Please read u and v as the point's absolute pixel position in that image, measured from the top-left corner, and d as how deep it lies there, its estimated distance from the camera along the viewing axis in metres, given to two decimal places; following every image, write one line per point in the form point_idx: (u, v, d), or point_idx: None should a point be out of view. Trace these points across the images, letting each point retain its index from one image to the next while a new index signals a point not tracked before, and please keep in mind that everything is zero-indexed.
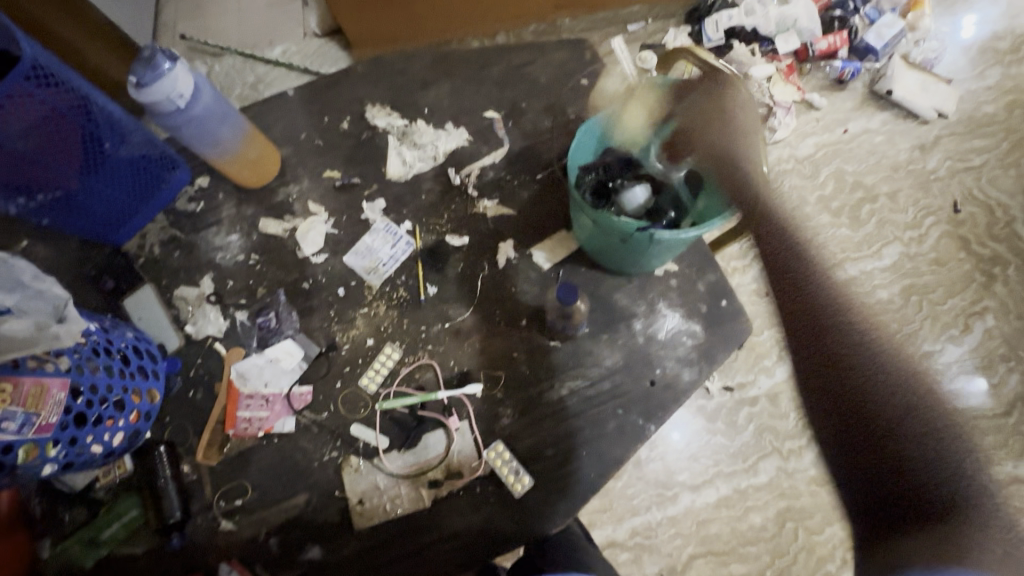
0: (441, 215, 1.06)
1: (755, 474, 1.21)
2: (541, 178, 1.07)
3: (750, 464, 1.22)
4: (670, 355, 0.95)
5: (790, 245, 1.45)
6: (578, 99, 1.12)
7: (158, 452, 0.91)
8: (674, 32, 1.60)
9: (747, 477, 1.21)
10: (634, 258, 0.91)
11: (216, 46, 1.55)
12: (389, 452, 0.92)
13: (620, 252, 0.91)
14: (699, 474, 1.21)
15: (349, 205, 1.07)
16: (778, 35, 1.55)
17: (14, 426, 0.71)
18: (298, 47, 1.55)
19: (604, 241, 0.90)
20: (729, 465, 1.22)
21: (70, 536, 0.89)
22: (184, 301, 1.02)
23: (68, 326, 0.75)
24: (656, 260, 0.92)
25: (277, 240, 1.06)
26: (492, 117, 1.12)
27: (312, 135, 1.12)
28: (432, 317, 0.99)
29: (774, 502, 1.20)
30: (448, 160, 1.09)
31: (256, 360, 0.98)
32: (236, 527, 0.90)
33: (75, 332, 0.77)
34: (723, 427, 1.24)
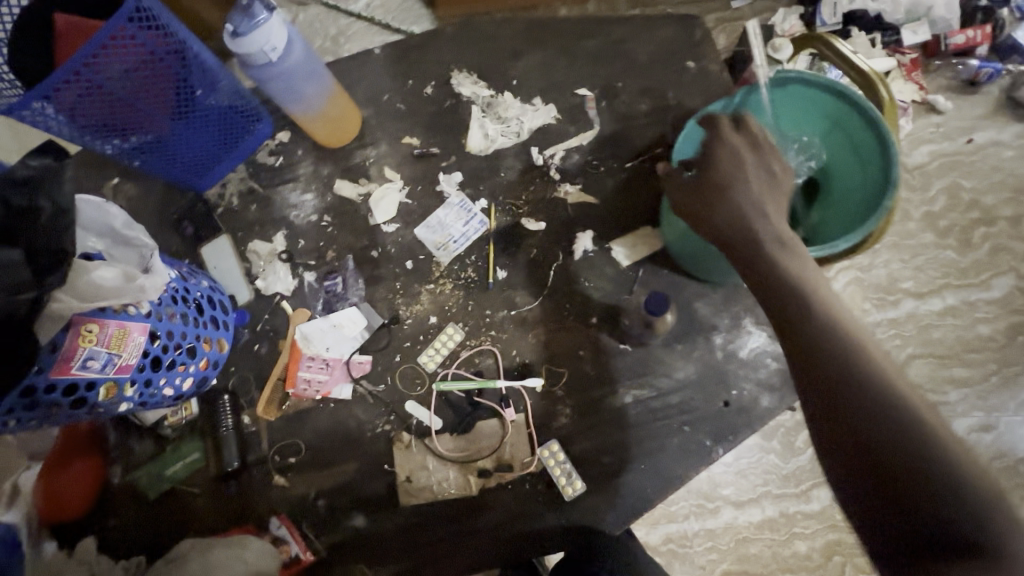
0: (518, 196, 1.00)
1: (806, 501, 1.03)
2: (629, 167, 0.99)
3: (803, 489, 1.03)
4: (749, 377, 0.88)
5: (884, 262, 1.13)
6: (679, 84, 1.04)
7: (223, 400, 0.94)
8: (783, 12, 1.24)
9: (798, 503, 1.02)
10: (729, 267, 0.83)
11: None
12: (442, 433, 0.91)
13: (715, 261, 0.83)
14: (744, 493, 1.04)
15: (425, 175, 1.04)
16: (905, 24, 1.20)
17: (98, 364, 0.73)
18: None
19: (697, 246, 0.83)
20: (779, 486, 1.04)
21: (139, 467, 0.93)
22: (257, 255, 1.03)
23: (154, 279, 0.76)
24: None
25: (350, 204, 1.04)
26: (583, 96, 1.04)
27: (394, 98, 1.09)
28: (498, 302, 0.96)
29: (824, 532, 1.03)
30: (531, 138, 1.03)
31: (321, 324, 0.98)
32: (288, 484, 0.92)
33: (158, 286, 0.78)
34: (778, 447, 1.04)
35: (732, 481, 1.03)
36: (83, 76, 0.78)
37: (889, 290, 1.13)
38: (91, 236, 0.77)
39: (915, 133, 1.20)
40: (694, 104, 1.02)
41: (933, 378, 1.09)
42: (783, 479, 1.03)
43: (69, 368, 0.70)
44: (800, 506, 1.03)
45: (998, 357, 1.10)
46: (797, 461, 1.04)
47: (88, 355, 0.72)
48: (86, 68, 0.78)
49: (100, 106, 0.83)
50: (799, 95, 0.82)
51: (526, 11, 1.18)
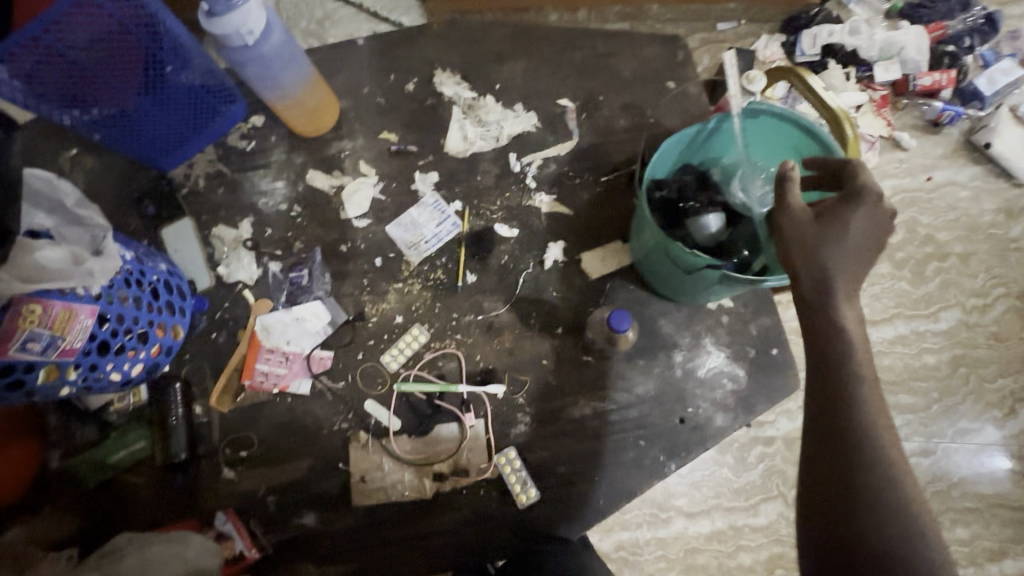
0: (493, 201, 1.00)
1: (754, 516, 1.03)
2: (605, 181, 1.00)
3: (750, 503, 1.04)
4: (705, 396, 0.90)
5: None
6: (659, 103, 1.05)
7: (175, 389, 0.91)
8: (766, 39, 1.27)
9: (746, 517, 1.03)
10: (691, 288, 0.85)
11: None
12: (400, 434, 0.90)
13: (679, 280, 0.85)
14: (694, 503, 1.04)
15: (401, 172, 1.03)
16: (878, 61, 1.26)
17: (39, 347, 0.70)
18: None
19: (663, 265, 0.85)
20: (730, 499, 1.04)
21: (80, 453, 0.90)
22: (221, 241, 1.00)
23: (103, 263, 0.73)
24: (712, 295, 0.86)
25: (322, 196, 1.02)
26: (564, 107, 1.05)
27: (375, 92, 1.07)
28: (466, 306, 0.95)
29: (768, 546, 1.02)
30: (510, 144, 1.03)
31: (283, 316, 0.95)
32: (237, 478, 0.90)
33: (108, 270, 0.74)
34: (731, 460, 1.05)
35: (685, 493, 1.04)
36: (45, 45, 0.77)
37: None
38: (40, 212, 0.74)
39: (879, 168, 1.25)
40: (673, 123, 1.03)
41: None
42: (734, 493, 1.04)
43: (6, 349, 0.67)
44: (746, 519, 1.03)
45: (941, 387, 1.15)
46: (748, 477, 1.05)
47: (24, 336, 0.68)
48: (48, 37, 0.76)
49: (60, 77, 0.81)
50: (768, 128, 0.86)
51: (516, 17, 1.18)
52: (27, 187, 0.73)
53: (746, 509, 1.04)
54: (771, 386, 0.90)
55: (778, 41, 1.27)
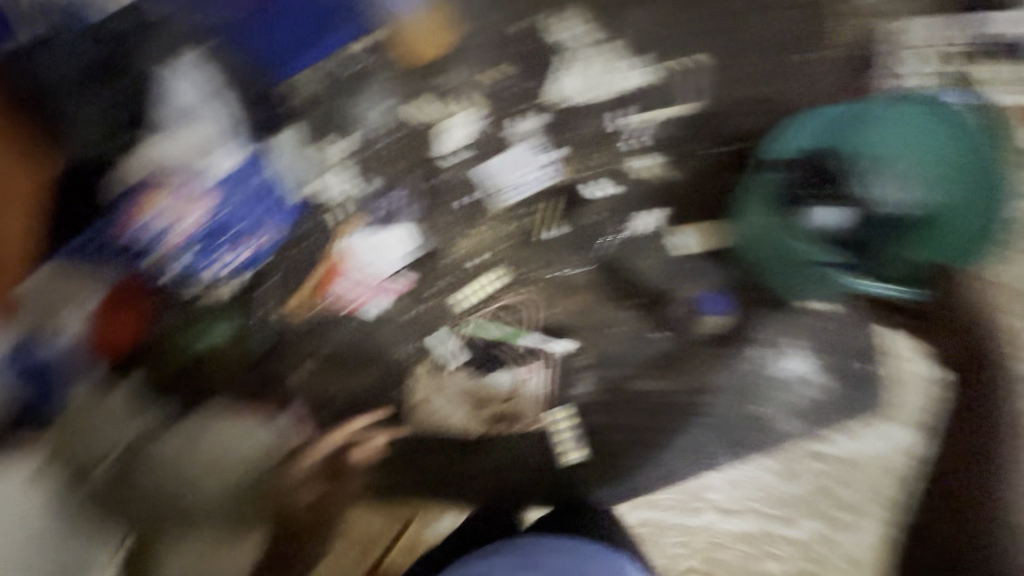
0: (593, 156, 0.96)
1: None
2: (715, 154, 0.93)
3: None
4: (780, 396, 0.87)
5: None
6: (797, 72, 0.94)
7: (260, 293, 0.92)
8: None
9: None
10: (807, 277, 0.88)
11: None
12: (460, 371, 0.93)
13: (794, 269, 0.88)
14: None
15: (505, 111, 0.97)
16: None
17: (151, 233, 0.86)
18: None
19: (778, 248, 0.89)
20: None
21: (170, 335, 0.89)
22: (311, 157, 0.94)
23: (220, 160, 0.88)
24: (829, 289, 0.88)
25: (419, 122, 0.97)
26: (688, 66, 0.97)
27: (491, 18, 0.99)
28: (546, 260, 0.94)
29: None
30: (622, 99, 0.97)
31: (368, 240, 0.95)
32: (300, 383, 0.94)
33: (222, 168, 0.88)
34: None
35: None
36: None
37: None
38: (163, 108, 0.85)
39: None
40: (809, 98, 0.93)
41: None
42: None
43: (126, 229, 0.85)
44: None
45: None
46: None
47: (150, 213, 0.85)
48: None
49: None
50: (912, 122, 0.87)
51: None
52: (151, 85, 0.85)
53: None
54: (857, 402, 0.87)
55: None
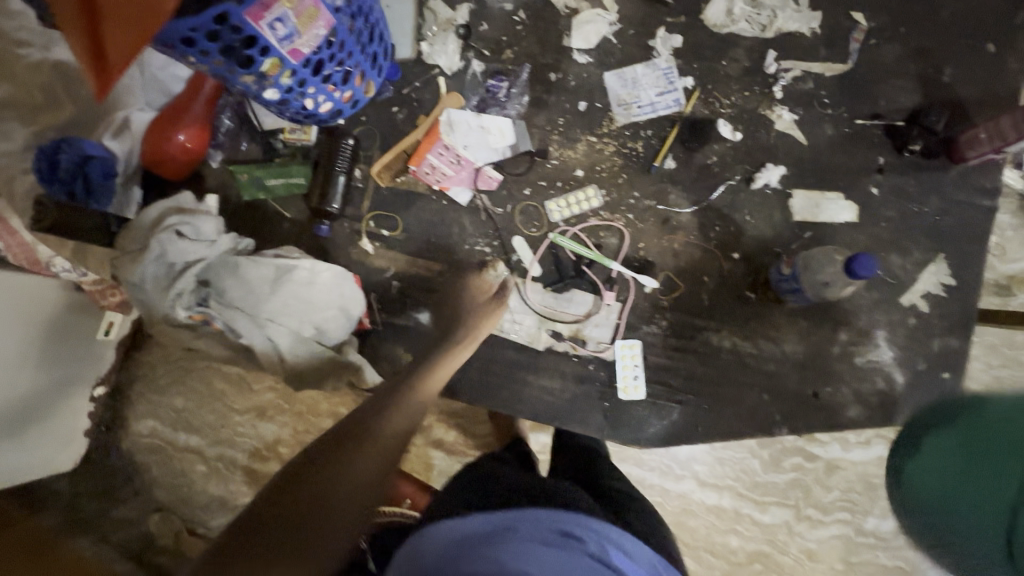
0: (729, 94, 0.89)
1: (759, 510, 1.16)
2: (856, 126, 0.87)
3: (762, 499, 1.17)
4: (851, 383, 0.84)
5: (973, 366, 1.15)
6: (963, 61, 0.87)
7: (344, 144, 0.89)
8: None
9: (751, 509, 1.16)
10: None
11: None
12: (535, 282, 0.89)
13: None
14: (720, 478, 1.17)
15: (645, 23, 0.91)
16: None
17: (281, 34, 0.65)
18: None
19: None
20: (746, 487, 1.17)
21: (239, 163, 0.93)
22: (434, 17, 0.94)
23: None
24: None
25: (552, 12, 0.93)
26: (855, 23, 0.89)
27: None
28: (651, 190, 0.89)
29: (757, 539, 1.16)
30: (774, 40, 0.89)
31: (470, 119, 0.90)
32: (372, 252, 0.91)
33: None
34: (765, 457, 1.16)
35: (707, 463, 1.17)
36: None
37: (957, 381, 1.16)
38: None
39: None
40: (968, 94, 0.86)
41: None
42: (752, 484, 1.16)
43: (259, 19, 0.63)
44: (752, 511, 1.17)
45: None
46: (773, 476, 1.16)
47: (281, 12, 0.64)
48: None
49: None
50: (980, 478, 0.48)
51: None
52: None
53: (757, 503, 1.17)
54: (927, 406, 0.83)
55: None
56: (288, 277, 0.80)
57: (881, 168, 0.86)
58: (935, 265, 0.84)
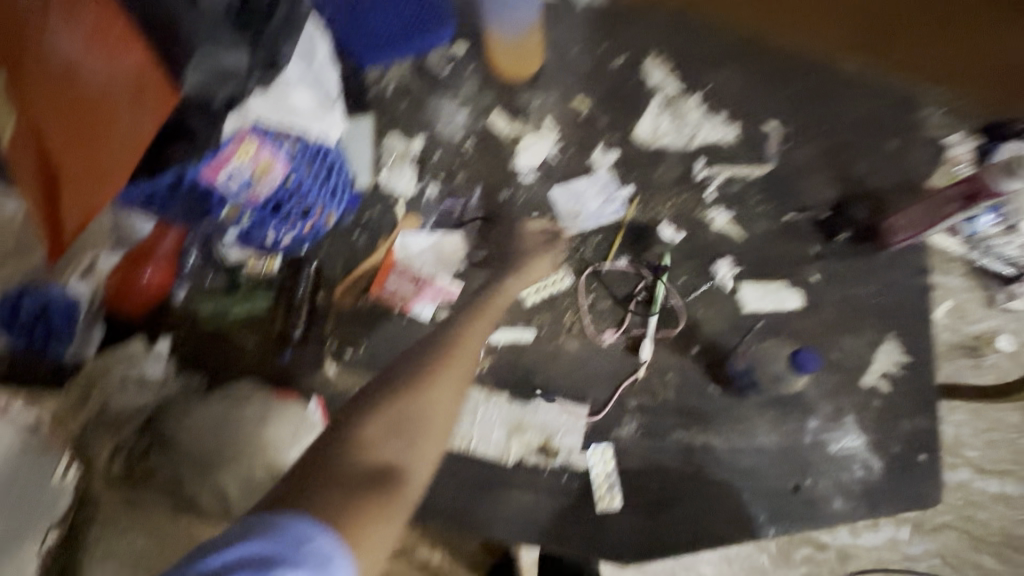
0: (667, 198, 0.96)
1: None
2: (788, 220, 0.93)
3: None
4: (831, 475, 0.82)
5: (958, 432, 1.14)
6: (871, 156, 0.96)
7: (307, 269, 0.93)
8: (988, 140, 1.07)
9: None
10: None
11: None
12: (501, 393, 0.87)
13: None
14: None
15: (582, 143, 1.00)
16: None
17: (237, 183, 0.73)
18: None
19: None
20: None
21: (204, 296, 0.93)
22: (390, 150, 1.02)
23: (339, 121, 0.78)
24: None
25: (499, 139, 1.01)
26: (769, 131, 0.99)
27: (581, 57, 1.05)
28: (606, 293, 0.91)
29: None
30: (700, 150, 0.98)
31: (423, 239, 0.96)
32: (335, 375, 0.90)
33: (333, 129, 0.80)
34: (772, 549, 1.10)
35: None
36: None
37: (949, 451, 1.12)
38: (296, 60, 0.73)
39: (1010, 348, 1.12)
40: (881, 183, 0.95)
41: (958, 553, 1.10)
42: None
43: (215, 176, 0.72)
44: None
45: (971, 544, 1.11)
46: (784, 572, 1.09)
47: (237, 167, 0.73)
48: None
49: None
50: None
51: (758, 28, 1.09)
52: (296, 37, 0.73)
53: None
54: (909, 493, 0.81)
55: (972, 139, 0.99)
56: (240, 408, 0.81)
57: (817, 257, 0.91)
58: (887, 345, 0.87)
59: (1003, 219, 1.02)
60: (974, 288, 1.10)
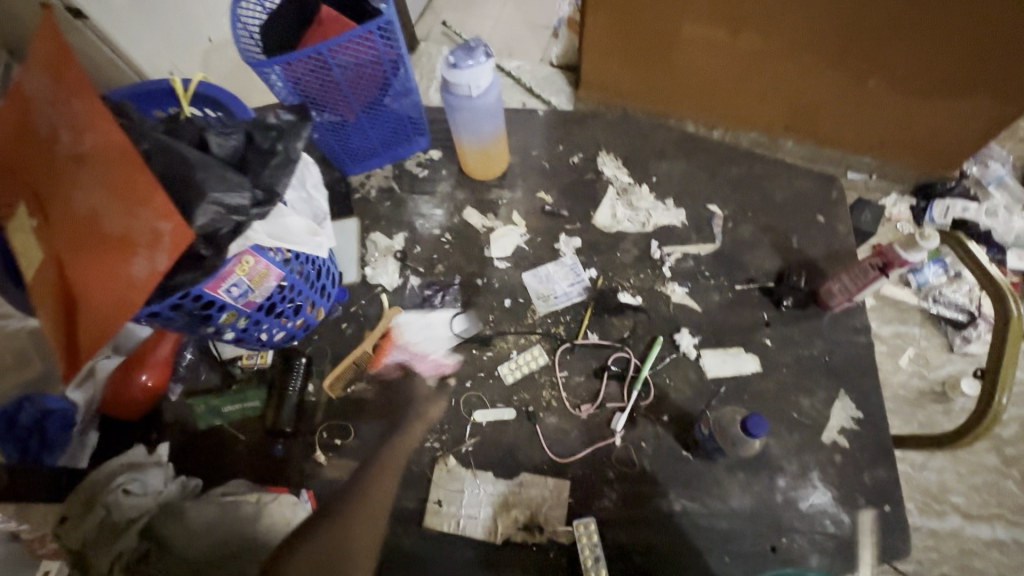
0: (628, 277, 1.05)
1: None
2: (737, 291, 1.03)
3: None
4: (804, 531, 0.86)
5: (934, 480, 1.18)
6: (804, 230, 1.09)
7: (298, 363, 0.98)
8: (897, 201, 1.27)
9: None
10: None
11: (456, 31, 1.48)
12: (486, 472, 0.91)
13: None
14: None
15: (548, 231, 1.11)
16: (1013, 248, 1.19)
17: (236, 293, 0.78)
18: (531, 68, 1.38)
19: None
20: None
21: (198, 395, 0.98)
22: (374, 246, 1.11)
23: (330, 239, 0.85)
24: None
25: (472, 231, 1.12)
26: (713, 212, 1.11)
27: (542, 156, 1.19)
28: (578, 368, 0.98)
29: None
30: (654, 232, 1.09)
31: (418, 317, 1.03)
32: (325, 463, 0.94)
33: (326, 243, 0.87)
34: None
35: None
36: (321, 60, 0.92)
37: (935, 498, 1.08)
38: (290, 187, 0.80)
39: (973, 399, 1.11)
40: (815, 252, 1.06)
41: None
42: None
43: (216, 289, 0.76)
44: None
45: None
46: None
47: (235, 280, 0.77)
48: (328, 54, 0.91)
49: (315, 83, 0.96)
50: None
51: (723, 115, 1.20)
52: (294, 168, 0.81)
53: None
54: (879, 544, 0.85)
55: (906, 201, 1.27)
56: (235, 510, 0.79)
57: (767, 323, 1.00)
58: (840, 401, 0.94)
59: (947, 270, 1.20)
60: (931, 335, 1.18)
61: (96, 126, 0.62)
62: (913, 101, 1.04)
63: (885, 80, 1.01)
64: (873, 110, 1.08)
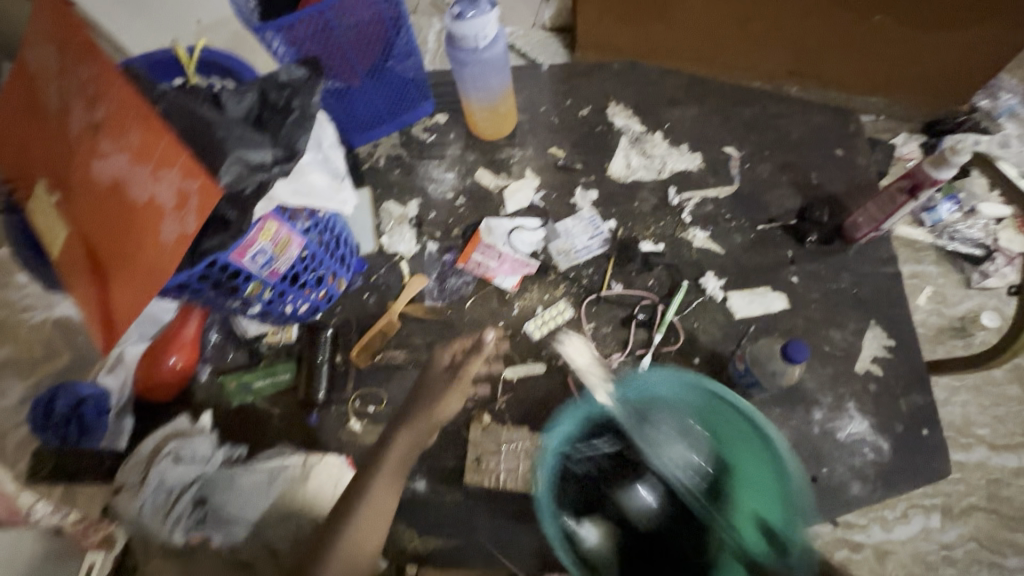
0: (647, 226, 1.04)
1: None
2: (760, 231, 1.02)
3: None
4: (844, 460, 0.86)
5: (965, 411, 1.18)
6: (823, 166, 1.07)
7: (324, 334, 0.97)
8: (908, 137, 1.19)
9: None
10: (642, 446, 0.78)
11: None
12: (522, 426, 0.92)
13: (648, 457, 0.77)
14: None
15: (564, 185, 1.10)
16: None
17: (262, 261, 0.77)
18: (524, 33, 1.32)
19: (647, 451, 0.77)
20: None
21: (228, 372, 0.98)
22: (389, 215, 1.10)
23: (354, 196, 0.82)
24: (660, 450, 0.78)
25: (486, 191, 1.11)
26: (729, 154, 1.09)
27: (551, 112, 1.17)
28: (605, 319, 0.98)
29: None
30: (671, 178, 1.08)
31: (506, 222, 1.06)
32: (360, 430, 0.94)
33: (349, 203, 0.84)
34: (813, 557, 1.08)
35: None
36: (323, 21, 0.89)
37: (960, 432, 1.08)
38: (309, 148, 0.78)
39: (994, 331, 1.10)
40: (835, 187, 1.05)
41: None
42: None
43: (242, 257, 0.74)
44: None
45: None
46: None
47: (260, 249, 0.76)
48: (330, 14, 0.88)
49: (318, 48, 0.93)
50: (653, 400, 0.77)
51: (723, 62, 1.16)
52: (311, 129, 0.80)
53: None
54: (919, 467, 0.85)
55: (915, 138, 1.19)
56: (282, 476, 0.80)
57: (793, 261, 0.99)
58: (871, 331, 0.93)
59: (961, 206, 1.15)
60: (948, 272, 1.14)
61: (104, 92, 0.61)
62: (914, 33, 1.00)
63: (892, 13, 0.97)
64: (880, 44, 1.04)
